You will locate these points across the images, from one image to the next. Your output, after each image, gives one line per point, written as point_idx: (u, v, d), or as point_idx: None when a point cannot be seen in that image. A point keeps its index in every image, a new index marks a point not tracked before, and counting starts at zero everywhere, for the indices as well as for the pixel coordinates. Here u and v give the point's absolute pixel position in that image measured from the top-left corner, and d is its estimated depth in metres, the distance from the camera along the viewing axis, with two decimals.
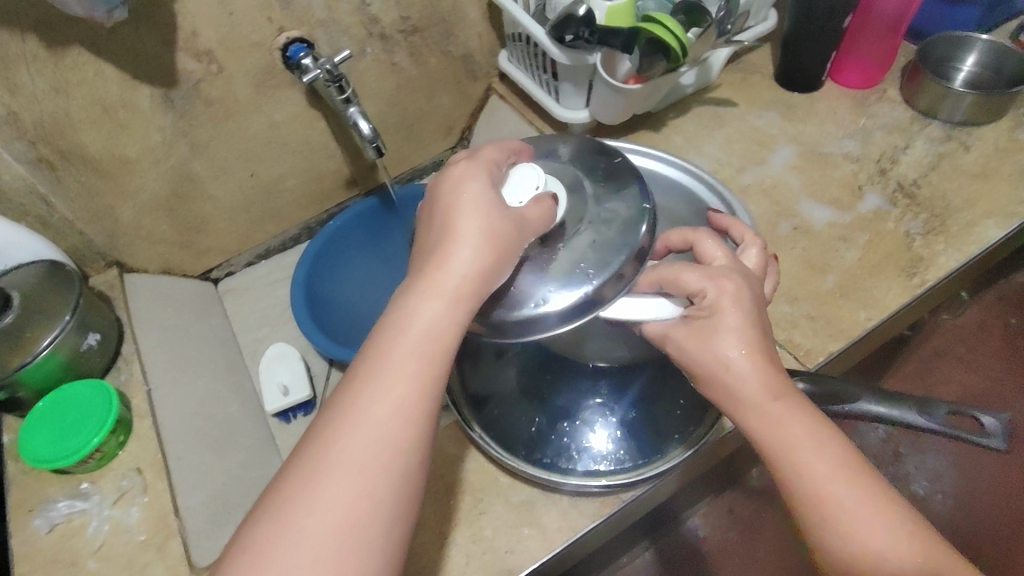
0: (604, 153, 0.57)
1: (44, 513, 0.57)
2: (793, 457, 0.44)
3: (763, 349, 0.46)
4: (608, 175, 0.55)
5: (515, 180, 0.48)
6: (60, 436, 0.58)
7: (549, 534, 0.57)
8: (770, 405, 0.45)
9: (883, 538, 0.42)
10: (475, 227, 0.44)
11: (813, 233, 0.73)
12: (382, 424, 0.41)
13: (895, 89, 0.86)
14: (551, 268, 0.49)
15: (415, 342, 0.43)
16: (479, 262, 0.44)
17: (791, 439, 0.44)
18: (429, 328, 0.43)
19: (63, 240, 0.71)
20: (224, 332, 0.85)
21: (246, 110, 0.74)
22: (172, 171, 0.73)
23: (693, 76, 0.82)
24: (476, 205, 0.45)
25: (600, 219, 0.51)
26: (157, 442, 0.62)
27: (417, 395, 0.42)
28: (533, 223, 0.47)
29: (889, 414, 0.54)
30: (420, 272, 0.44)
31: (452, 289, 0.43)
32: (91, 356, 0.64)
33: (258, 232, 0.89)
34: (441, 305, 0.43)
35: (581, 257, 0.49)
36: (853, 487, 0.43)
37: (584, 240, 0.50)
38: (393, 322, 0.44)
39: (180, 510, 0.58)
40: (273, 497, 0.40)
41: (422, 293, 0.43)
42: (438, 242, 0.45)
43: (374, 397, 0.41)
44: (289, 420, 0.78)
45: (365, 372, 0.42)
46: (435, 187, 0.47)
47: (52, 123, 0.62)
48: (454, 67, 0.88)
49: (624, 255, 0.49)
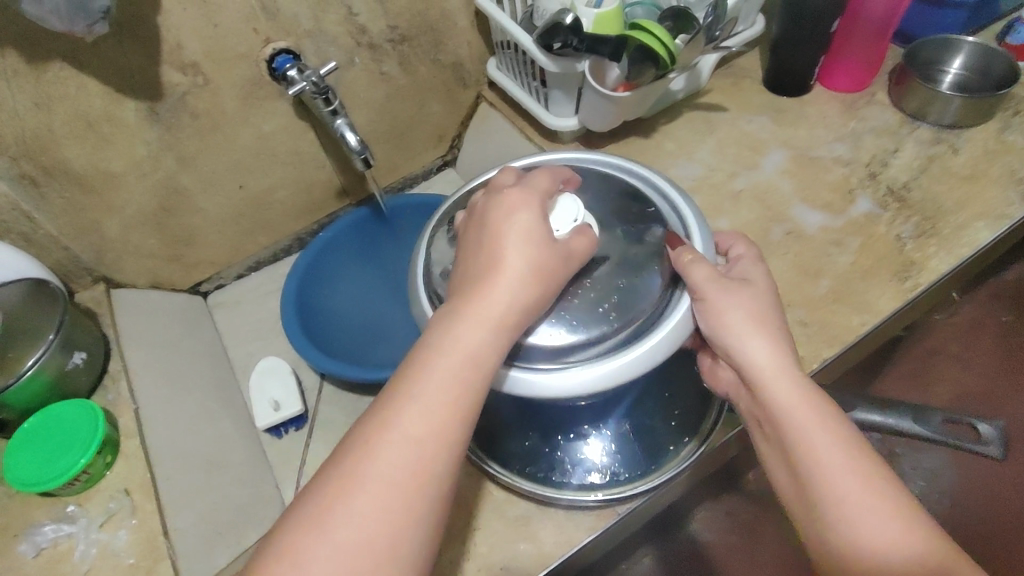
0: (637, 199, 0.57)
1: (31, 538, 0.56)
2: (800, 448, 0.47)
3: (779, 340, 0.50)
4: (635, 223, 0.55)
5: (558, 207, 0.49)
6: (46, 458, 0.57)
7: (545, 549, 0.56)
8: (785, 393, 0.48)
9: (877, 525, 0.44)
10: (521, 264, 0.45)
11: (805, 238, 0.73)
12: (418, 444, 0.41)
13: (883, 92, 0.86)
14: (573, 307, 0.51)
15: (453, 363, 0.43)
16: (517, 297, 0.44)
17: (802, 430, 0.47)
18: (469, 351, 0.43)
19: (48, 256, 0.70)
20: (216, 348, 0.84)
21: (234, 122, 0.74)
22: (158, 185, 0.72)
23: (682, 81, 0.81)
24: (524, 238, 0.45)
25: (626, 265, 0.53)
26: (145, 463, 0.61)
27: (452, 418, 0.42)
28: (578, 254, 0.48)
29: (908, 428, 0.56)
30: (463, 296, 0.45)
31: (495, 317, 0.44)
32: (77, 375, 0.63)
33: (248, 244, 0.88)
34: (483, 330, 0.44)
35: (604, 302, 0.51)
36: (856, 479, 0.45)
37: (609, 285, 0.52)
38: (435, 342, 0.44)
39: (169, 532, 0.57)
40: (298, 514, 0.40)
41: (467, 316, 0.44)
42: (484, 269, 0.45)
43: (413, 414, 0.41)
44: (280, 436, 0.75)
45: (404, 388, 0.42)
46: (486, 211, 0.48)
47: (34, 139, 0.61)
48: (444, 76, 0.88)
49: (647, 307, 0.51)
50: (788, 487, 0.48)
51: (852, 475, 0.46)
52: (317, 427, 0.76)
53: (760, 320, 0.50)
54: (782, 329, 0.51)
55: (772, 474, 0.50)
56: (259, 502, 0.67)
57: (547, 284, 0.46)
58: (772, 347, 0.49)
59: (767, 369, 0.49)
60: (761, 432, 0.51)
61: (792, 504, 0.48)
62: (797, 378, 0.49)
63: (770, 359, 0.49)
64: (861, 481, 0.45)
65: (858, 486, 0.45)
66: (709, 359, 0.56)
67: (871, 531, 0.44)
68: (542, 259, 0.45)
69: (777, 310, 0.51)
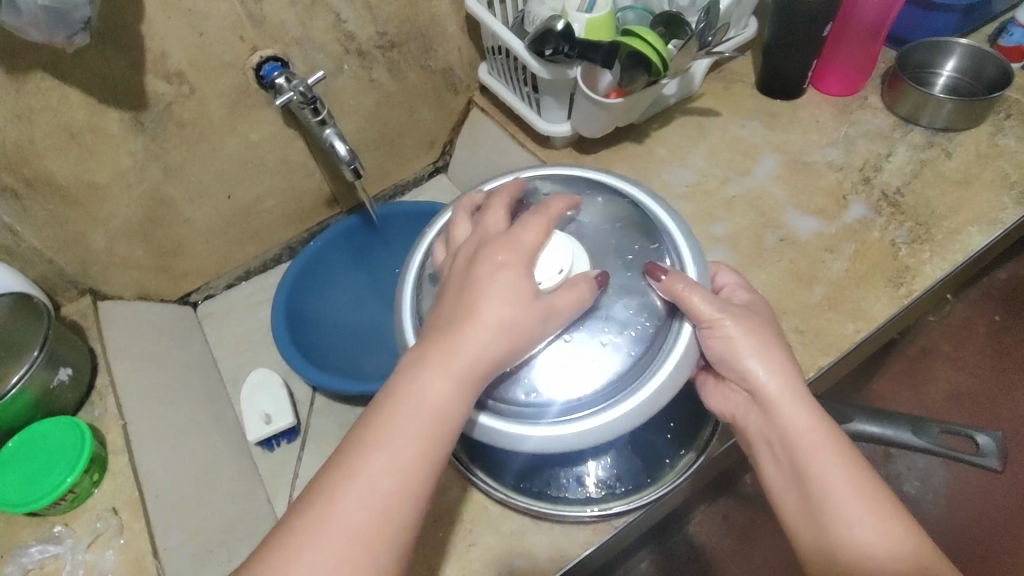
0: (642, 234, 0.56)
1: (17, 559, 0.55)
2: (802, 457, 0.48)
3: (780, 354, 0.50)
4: (632, 266, 0.54)
5: (554, 255, 0.48)
6: (31, 478, 0.56)
7: (540, 565, 0.56)
8: (789, 402, 0.49)
9: (872, 537, 0.44)
10: (484, 313, 0.43)
11: (799, 245, 0.72)
12: (382, 493, 0.41)
13: (875, 96, 0.85)
14: (553, 360, 0.51)
15: (419, 415, 0.42)
16: (489, 347, 0.43)
17: (803, 439, 0.48)
18: (438, 406, 0.42)
19: (32, 270, 0.68)
20: (204, 357, 0.83)
21: (221, 131, 0.72)
22: (145, 196, 0.71)
23: (675, 86, 0.81)
24: (492, 290, 0.44)
25: (613, 321, 0.52)
26: (133, 481, 0.59)
27: (419, 470, 0.42)
28: (562, 305, 0.47)
29: (882, 433, 0.58)
30: (423, 348, 0.44)
31: (462, 366, 0.43)
32: (63, 391, 0.62)
33: (237, 253, 0.87)
34: (449, 383, 0.43)
35: (584, 357, 0.51)
36: (855, 489, 0.46)
37: (591, 339, 0.51)
38: (404, 389, 0.43)
39: (158, 552, 0.56)
40: (269, 558, 0.40)
41: (430, 368, 0.43)
42: (457, 317, 0.44)
43: (379, 462, 0.41)
44: (272, 448, 0.75)
45: (371, 436, 0.42)
46: (471, 266, 0.45)
47: (16, 151, 0.60)
48: (434, 81, 0.87)
49: (629, 365, 0.51)
50: (794, 512, 0.48)
51: (863, 503, 0.45)
52: (309, 439, 0.75)
53: (765, 344, 0.50)
54: (788, 356, 0.51)
55: (774, 497, 0.50)
56: (250, 518, 0.66)
57: (519, 341, 0.44)
58: (778, 372, 0.50)
59: (778, 394, 0.49)
60: (767, 452, 0.50)
61: (797, 528, 0.48)
62: (810, 405, 0.49)
63: (780, 385, 0.49)
64: (872, 508, 0.45)
65: (872, 518, 0.45)
66: (711, 379, 0.56)
67: (886, 562, 0.44)
68: (517, 314, 0.44)
69: (778, 336, 0.52)
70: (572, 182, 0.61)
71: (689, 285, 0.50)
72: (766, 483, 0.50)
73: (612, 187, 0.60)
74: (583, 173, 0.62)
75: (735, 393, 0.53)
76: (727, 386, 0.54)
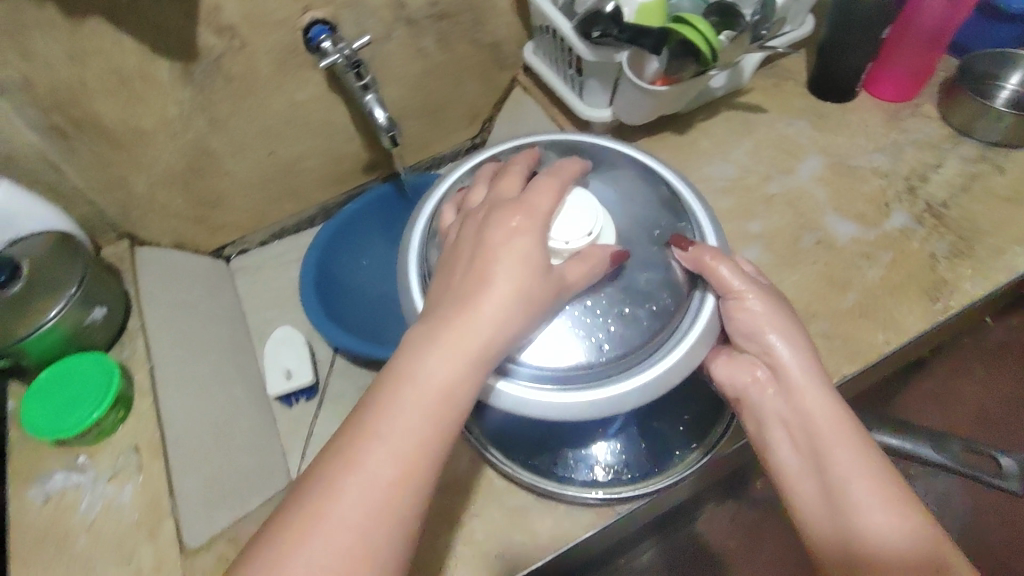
0: (670, 212, 0.57)
1: (41, 484, 0.57)
2: (820, 443, 0.47)
3: (799, 333, 0.51)
4: (658, 241, 0.55)
5: (569, 219, 0.49)
6: (60, 410, 0.58)
7: (541, 542, 0.56)
8: (805, 382, 0.49)
9: (880, 524, 0.44)
10: (510, 288, 0.43)
11: (836, 249, 0.71)
12: (388, 476, 0.39)
13: (930, 105, 0.83)
14: (564, 331, 0.50)
15: (427, 397, 0.41)
16: (504, 324, 0.43)
17: (821, 426, 0.47)
18: (445, 388, 0.42)
19: (75, 210, 0.70)
20: (232, 310, 0.85)
21: (268, 87, 0.73)
22: (188, 146, 0.73)
23: (723, 78, 0.79)
24: (519, 264, 0.44)
25: (633, 291, 0.52)
26: (155, 423, 0.60)
27: (420, 459, 0.40)
28: (574, 270, 0.48)
29: (903, 447, 0.57)
30: (436, 325, 0.43)
31: (475, 348, 0.42)
32: (94, 329, 0.64)
33: (274, 211, 0.89)
34: (457, 366, 0.42)
35: (601, 328, 0.51)
36: (869, 474, 0.45)
37: (610, 309, 0.51)
38: (410, 372, 0.42)
39: (174, 493, 0.57)
40: (272, 547, 0.38)
41: (440, 348, 0.42)
42: (470, 286, 0.44)
43: (385, 444, 0.40)
44: (291, 404, 0.77)
45: (369, 424, 0.41)
46: (482, 230, 0.46)
47: (68, 92, 0.61)
48: (481, 56, 0.87)
49: (645, 340, 0.51)
50: (812, 502, 0.47)
51: (878, 492, 0.45)
52: (327, 400, 0.77)
53: (786, 321, 0.51)
54: (806, 337, 0.51)
55: (788, 487, 0.49)
56: (258, 468, 0.67)
57: (527, 313, 0.44)
58: (804, 360, 0.50)
59: (800, 377, 0.49)
60: (784, 437, 0.50)
61: (811, 517, 0.47)
62: (831, 393, 0.49)
63: (802, 367, 0.50)
64: (885, 496, 0.44)
65: (886, 508, 0.44)
66: (724, 352, 0.54)
67: (892, 548, 0.43)
68: (524, 287, 0.44)
69: (798, 316, 0.52)
70: (599, 151, 0.61)
71: (717, 257, 0.51)
72: (779, 472, 0.49)
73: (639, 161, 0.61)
74: (612, 144, 0.62)
75: (748, 369, 0.52)
76: (741, 357, 0.53)
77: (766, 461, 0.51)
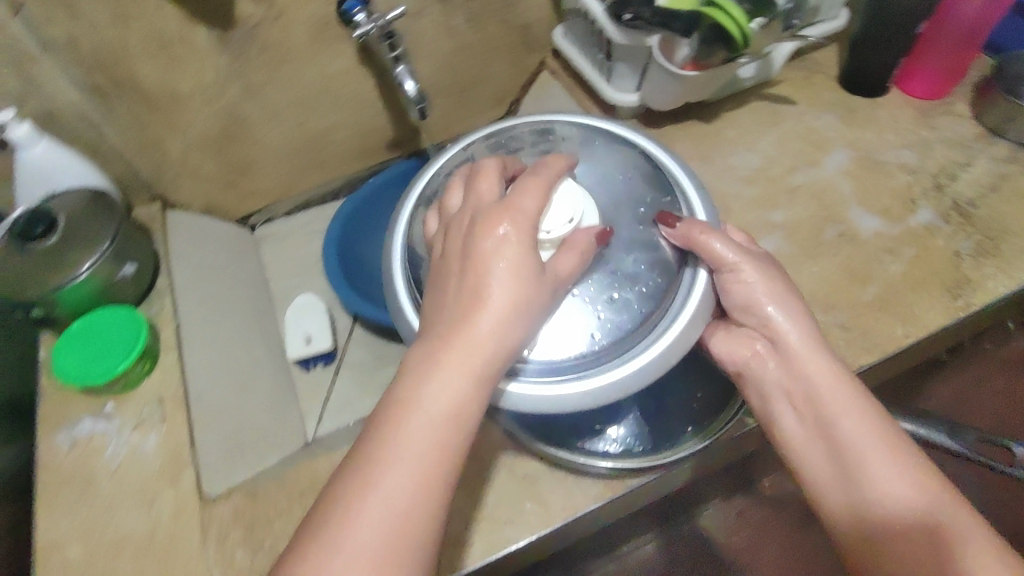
0: (654, 187, 0.57)
1: (69, 429, 0.59)
2: (822, 404, 0.48)
3: (796, 304, 0.52)
4: (645, 218, 0.55)
5: (554, 205, 0.49)
6: (89, 359, 0.60)
7: (550, 511, 0.57)
8: (804, 349, 0.50)
9: (885, 474, 0.44)
10: (507, 298, 0.41)
11: (858, 242, 0.71)
12: (397, 510, 0.37)
13: (963, 104, 0.82)
14: (574, 313, 0.51)
15: (432, 421, 0.39)
16: (505, 335, 0.41)
17: (821, 385, 0.49)
18: (450, 408, 0.40)
19: (111, 169, 0.72)
20: (257, 277, 0.87)
21: (301, 59, 0.75)
22: (221, 112, 0.74)
23: (752, 69, 0.79)
24: (513, 271, 0.42)
25: (622, 275, 0.52)
26: (179, 376, 0.62)
27: (430, 488, 0.38)
28: (564, 256, 0.47)
29: (918, 432, 0.57)
30: (435, 342, 0.41)
31: (478, 364, 0.40)
32: (124, 285, 0.66)
33: (300, 181, 0.90)
34: (460, 383, 0.40)
35: (592, 315, 0.51)
36: (870, 425, 0.46)
37: (598, 296, 0.52)
38: (414, 396, 0.40)
39: (196, 445, 0.59)
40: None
41: (442, 367, 0.40)
42: (465, 299, 0.42)
43: (393, 477, 0.38)
44: (309, 368, 0.79)
45: (372, 458, 0.39)
46: (468, 238, 0.43)
47: (109, 53, 0.63)
48: (512, 36, 0.87)
49: (637, 323, 0.51)
50: (820, 465, 0.48)
51: (882, 443, 0.45)
52: (346, 366, 0.79)
53: (782, 291, 0.52)
54: (804, 307, 0.52)
55: (796, 454, 0.49)
56: (277, 428, 0.69)
57: (530, 317, 0.43)
58: (802, 329, 0.51)
59: (799, 344, 0.51)
60: (785, 403, 0.51)
61: (822, 480, 0.47)
62: (830, 357, 0.50)
63: (801, 335, 0.51)
64: (888, 446, 0.45)
65: (891, 458, 0.45)
66: (722, 327, 0.56)
67: (900, 494, 0.44)
68: (527, 294, 0.42)
69: (797, 289, 0.53)
70: (580, 132, 0.62)
71: (705, 229, 0.52)
72: (785, 439, 0.51)
73: (621, 137, 0.61)
74: (592, 122, 0.63)
75: (747, 341, 0.54)
76: (739, 331, 0.55)
77: (773, 432, 0.52)
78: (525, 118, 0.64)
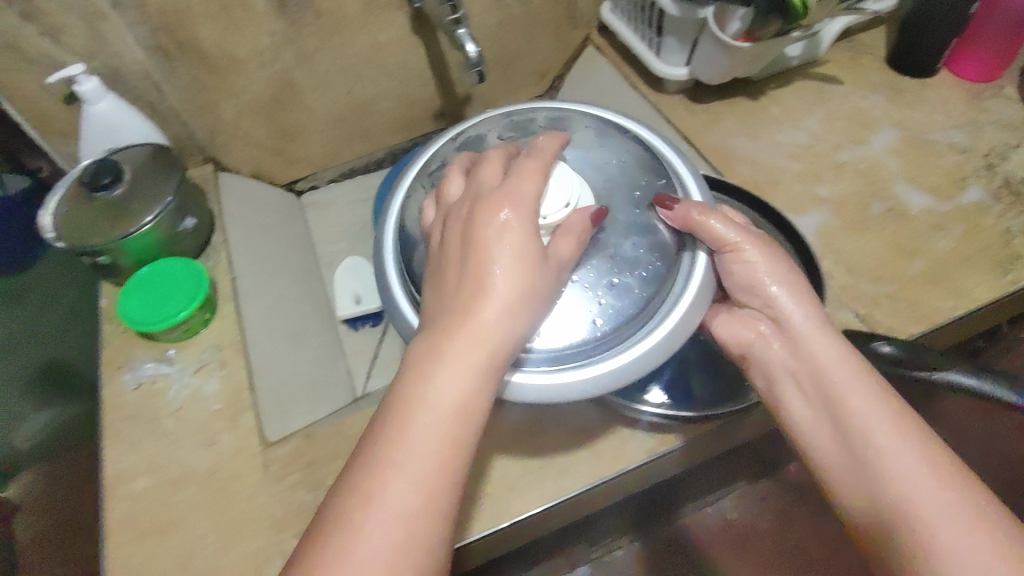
0: (649, 171, 0.57)
1: (134, 371, 0.62)
2: (830, 387, 0.47)
3: (799, 283, 0.52)
4: (639, 202, 0.55)
5: (549, 191, 0.49)
6: (152, 305, 0.62)
7: (603, 461, 0.58)
8: (808, 332, 0.50)
9: (896, 456, 0.42)
10: (510, 285, 0.42)
11: (907, 217, 0.71)
12: (408, 504, 0.37)
13: (1014, 87, 0.81)
14: (577, 298, 0.51)
15: (437, 417, 0.39)
16: (507, 326, 0.41)
17: (830, 369, 0.47)
18: (457, 401, 0.39)
19: (169, 129, 0.74)
20: (304, 240, 0.88)
21: (353, 26, 0.76)
22: (275, 77, 0.76)
23: (800, 48, 0.80)
24: (517, 259, 0.42)
25: (620, 260, 0.53)
26: (237, 325, 0.65)
27: (440, 484, 0.38)
28: (562, 238, 0.47)
29: (973, 385, 0.50)
30: (438, 337, 0.41)
31: (483, 356, 0.40)
32: (184, 238, 0.68)
33: (345, 150, 0.92)
34: (462, 376, 0.40)
35: (594, 301, 0.51)
36: (881, 409, 0.45)
37: (598, 281, 0.52)
38: (419, 394, 0.39)
39: (255, 389, 0.61)
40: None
41: (446, 361, 0.40)
42: (468, 289, 0.42)
43: (402, 473, 0.37)
44: (357, 329, 0.80)
45: (379, 454, 0.38)
46: (470, 223, 0.44)
47: (174, 13, 0.64)
48: (558, 12, 0.88)
49: (638, 308, 0.51)
50: (828, 447, 0.46)
51: (893, 426, 0.44)
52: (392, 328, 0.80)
53: (784, 270, 0.52)
54: (808, 287, 0.52)
55: (803, 438, 0.48)
56: (327, 377, 0.71)
57: (533, 303, 0.43)
58: (806, 308, 0.51)
59: (804, 325, 0.50)
60: (790, 386, 0.50)
61: (830, 467, 0.46)
62: (836, 337, 0.49)
63: (805, 317, 0.50)
64: (899, 429, 0.43)
65: (903, 440, 0.43)
66: (724, 310, 0.56)
67: (909, 475, 0.41)
68: (534, 280, 0.43)
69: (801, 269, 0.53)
70: (576, 117, 0.62)
71: (705, 211, 0.52)
72: (792, 421, 0.49)
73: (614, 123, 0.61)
74: (601, 113, 0.62)
75: (750, 325, 0.53)
76: (743, 312, 0.54)
77: (778, 416, 0.51)
78: (519, 106, 0.63)
